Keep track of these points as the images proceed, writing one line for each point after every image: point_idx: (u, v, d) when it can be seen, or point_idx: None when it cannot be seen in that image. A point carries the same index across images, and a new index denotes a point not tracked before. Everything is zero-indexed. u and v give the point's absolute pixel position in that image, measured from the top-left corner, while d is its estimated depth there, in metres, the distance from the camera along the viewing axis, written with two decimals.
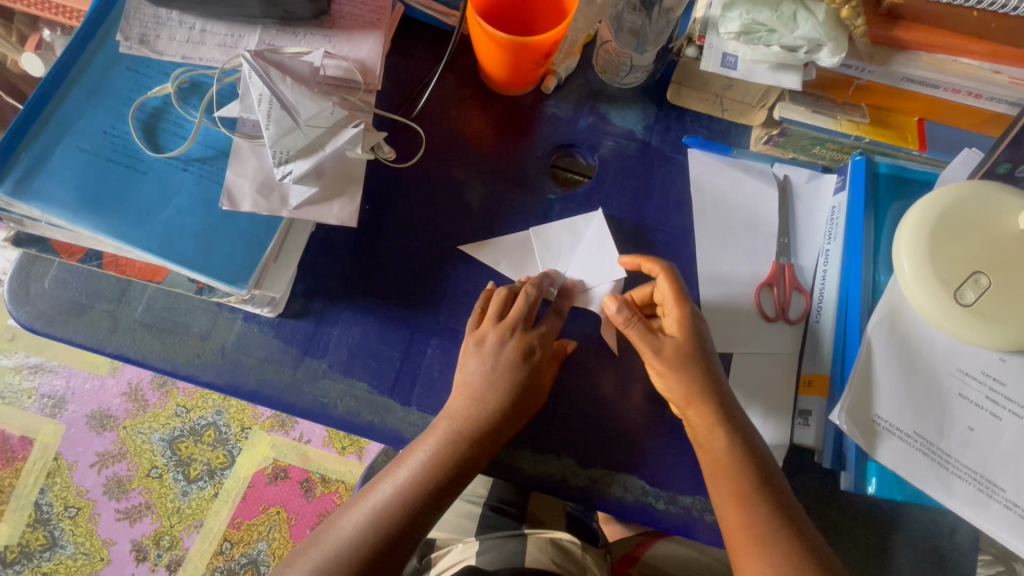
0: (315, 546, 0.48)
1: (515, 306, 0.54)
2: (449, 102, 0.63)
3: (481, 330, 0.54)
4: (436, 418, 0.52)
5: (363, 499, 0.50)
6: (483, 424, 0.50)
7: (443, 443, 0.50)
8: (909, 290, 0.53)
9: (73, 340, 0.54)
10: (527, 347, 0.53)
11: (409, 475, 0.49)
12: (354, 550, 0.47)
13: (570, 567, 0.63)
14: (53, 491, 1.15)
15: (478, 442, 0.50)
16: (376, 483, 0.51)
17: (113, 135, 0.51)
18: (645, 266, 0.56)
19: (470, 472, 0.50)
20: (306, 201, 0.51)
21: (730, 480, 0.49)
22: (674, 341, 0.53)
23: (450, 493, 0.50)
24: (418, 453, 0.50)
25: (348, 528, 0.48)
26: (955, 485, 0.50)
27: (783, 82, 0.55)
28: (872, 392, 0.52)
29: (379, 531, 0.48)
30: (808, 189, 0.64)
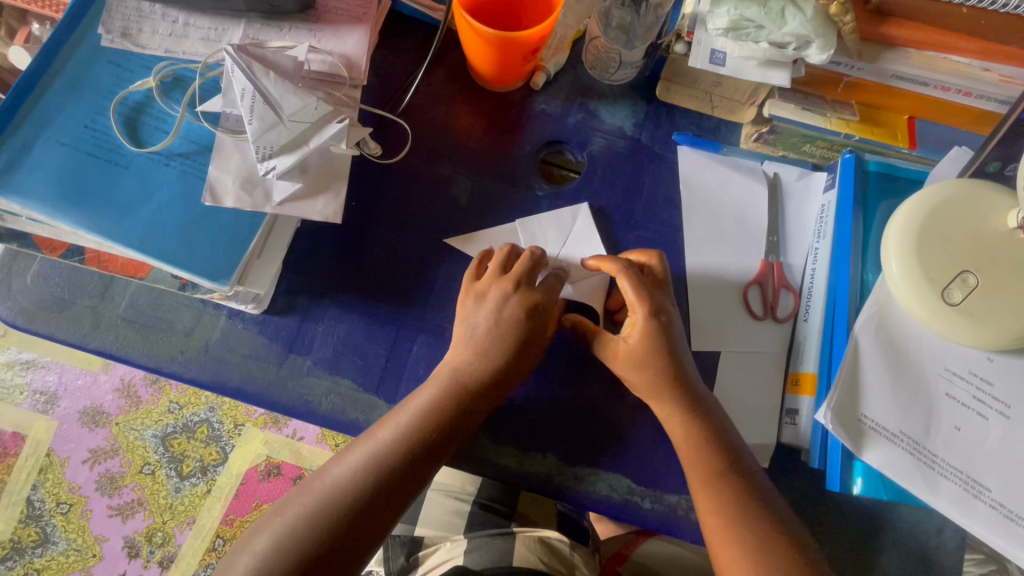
0: (308, 493, 0.47)
1: (519, 262, 0.53)
2: (438, 97, 0.63)
3: (481, 283, 0.53)
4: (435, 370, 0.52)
5: (360, 445, 0.49)
6: (484, 377, 0.50)
7: (445, 391, 0.50)
8: (896, 289, 0.53)
9: (55, 336, 0.54)
10: (533, 303, 0.52)
11: (409, 421, 0.49)
12: (353, 492, 0.46)
13: (558, 566, 0.63)
14: (45, 488, 1.15)
15: (480, 393, 0.50)
16: (372, 431, 0.50)
17: (94, 129, 0.50)
18: (605, 267, 0.54)
19: (471, 422, 0.50)
20: (290, 197, 0.51)
21: (714, 482, 0.49)
22: (628, 343, 0.51)
23: (452, 440, 0.49)
24: (419, 399, 0.50)
25: (345, 472, 0.47)
26: (941, 485, 0.50)
27: (771, 79, 0.55)
28: (860, 392, 0.52)
29: (379, 474, 0.47)
30: (798, 187, 0.63)
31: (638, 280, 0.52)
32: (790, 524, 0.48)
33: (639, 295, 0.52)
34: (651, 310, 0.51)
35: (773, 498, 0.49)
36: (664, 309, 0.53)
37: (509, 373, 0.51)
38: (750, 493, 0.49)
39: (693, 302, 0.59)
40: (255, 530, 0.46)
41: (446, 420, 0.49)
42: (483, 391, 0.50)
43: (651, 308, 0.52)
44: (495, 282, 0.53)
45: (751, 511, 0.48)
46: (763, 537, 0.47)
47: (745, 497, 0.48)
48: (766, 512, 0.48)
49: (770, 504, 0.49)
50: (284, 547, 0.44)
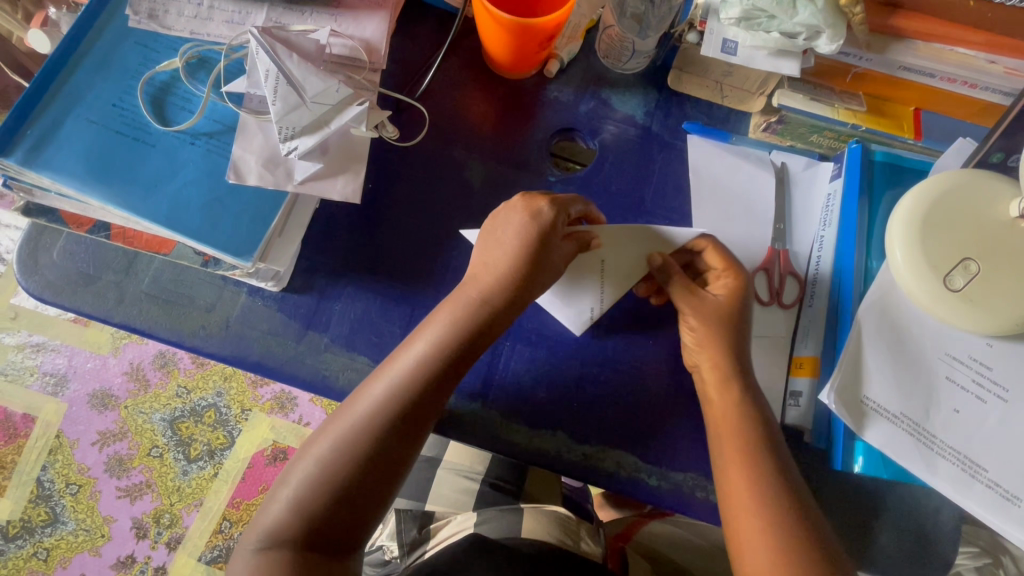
0: (336, 424, 0.48)
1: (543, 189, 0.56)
2: (452, 84, 0.64)
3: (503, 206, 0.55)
4: (447, 297, 0.53)
5: (386, 370, 0.50)
6: (502, 289, 0.52)
7: (461, 309, 0.51)
8: (900, 275, 0.54)
9: (80, 310, 0.55)
10: (536, 207, 0.53)
11: (430, 342, 0.50)
12: (384, 416, 0.48)
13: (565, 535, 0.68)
14: (55, 468, 1.16)
15: (496, 307, 0.51)
16: (392, 356, 0.51)
17: (122, 108, 0.51)
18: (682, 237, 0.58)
19: (491, 334, 0.52)
20: (311, 175, 0.52)
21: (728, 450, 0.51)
22: (720, 300, 0.55)
23: (470, 357, 0.51)
24: (437, 320, 0.51)
25: (369, 399, 0.49)
26: (940, 465, 0.51)
27: (781, 69, 0.56)
28: (863, 373, 0.54)
29: (407, 395, 0.48)
30: (804, 177, 0.64)
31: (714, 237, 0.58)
32: (807, 502, 0.50)
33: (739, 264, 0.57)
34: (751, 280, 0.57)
35: (791, 479, 0.51)
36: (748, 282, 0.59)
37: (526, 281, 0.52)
38: (757, 473, 0.50)
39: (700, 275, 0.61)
40: (292, 465, 0.48)
41: (464, 341, 0.50)
42: (502, 308, 0.52)
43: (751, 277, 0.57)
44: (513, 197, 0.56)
45: (761, 493, 0.50)
46: (766, 518, 0.49)
47: (748, 471, 0.50)
48: (772, 489, 0.50)
49: (783, 485, 0.50)
50: (320, 476, 0.47)
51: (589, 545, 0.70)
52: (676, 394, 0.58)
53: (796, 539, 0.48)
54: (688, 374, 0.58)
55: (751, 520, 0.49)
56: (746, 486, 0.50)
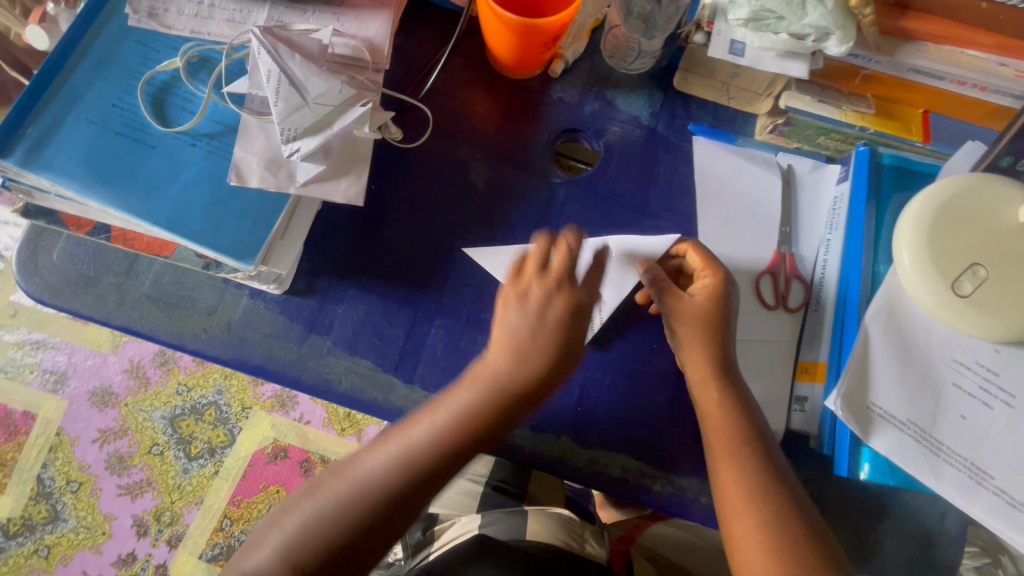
0: (339, 480, 0.48)
1: (560, 260, 0.52)
2: (456, 84, 0.64)
3: (522, 283, 0.52)
4: (474, 372, 0.51)
5: (395, 439, 0.49)
6: (529, 386, 0.50)
7: (482, 394, 0.50)
8: (907, 280, 0.54)
9: (80, 312, 0.55)
10: (576, 304, 0.51)
11: (444, 419, 0.50)
12: (384, 483, 0.48)
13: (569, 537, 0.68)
14: (55, 466, 1.16)
15: (519, 399, 0.50)
16: (407, 425, 0.50)
17: (122, 108, 0.51)
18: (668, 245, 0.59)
19: (505, 425, 0.50)
20: (314, 178, 0.52)
21: (732, 453, 0.51)
22: (703, 297, 0.55)
23: (483, 443, 0.50)
24: (455, 400, 0.50)
25: (375, 468, 0.48)
26: (946, 472, 0.51)
27: (789, 71, 0.55)
28: (869, 380, 0.53)
29: (410, 467, 0.48)
30: (810, 180, 0.64)
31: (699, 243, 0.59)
32: (809, 508, 0.50)
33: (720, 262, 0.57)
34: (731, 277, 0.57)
35: (793, 485, 0.51)
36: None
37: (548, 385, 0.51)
38: (761, 478, 0.50)
39: None
40: (286, 508, 0.49)
41: (481, 425, 0.49)
42: (523, 398, 0.50)
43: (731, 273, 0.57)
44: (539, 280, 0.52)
45: (766, 498, 0.49)
46: (770, 524, 0.48)
47: (751, 476, 0.50)
48: (776, 494, 0.49)
49: (784, 490, 0.50)
50: (312, 531, 0.47)
51: (593, 547, 0.70)
52: (680, 398, 0.58)
53: (798, 546, 0.48)
54: None
55: (754, 526, 0.49)
56: (751, 492, 0.50)
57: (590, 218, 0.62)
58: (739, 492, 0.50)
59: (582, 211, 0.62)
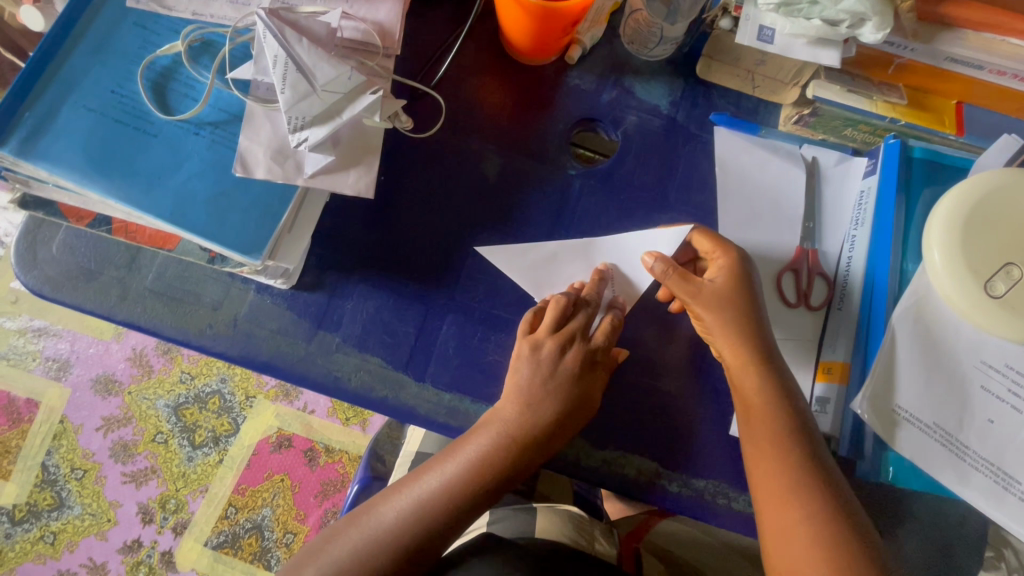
0: (357, 527, 0.50)
1: (573, 317, 0.53)
2: (468, 70, 0.61)
3: (536, 336, 0.53)
4: (485, 418, 0.52)
5: (409, 488, 0.51)
6: (542, 430, 0.51)
7: (493, 445, 0.50)
8: (938, 279, 0.52)
9: (81, 307, 0.53)
10: (586, 360, 0.52)
11: (456, 472, 0.51)
12: (401, 533, 0.49)
13: (578, 536, 0.67)
14: (60, 453, 1.16)
15: (532, 446, 0.51)
16: (421, 473, 0.52)
17: (121, 95, 0.48)
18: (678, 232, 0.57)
19: (517, 476, 0.51)
20: (323, 169, 0.50)
21: (770, 452, 0.49)
22: (725, 281, 0.53)
23: (495, 491, 0.51)
24: (467, 450, 0.51)
25: (393, 516, 0.50)
26: (972, 477, 0.50)
27: (820, 59, 0.52)
28: (895, 381, 0.52)
29: (426, 518, 0.50)
30: (836, 172, 0.62)
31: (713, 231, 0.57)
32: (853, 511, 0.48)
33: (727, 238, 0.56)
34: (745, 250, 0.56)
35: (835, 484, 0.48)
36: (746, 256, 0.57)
37: (565, 426, 0.51)
38: (801, 479, 0.48)
39: None
40: (308, 556, 0.50)
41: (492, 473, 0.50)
42: (534, 445, 0.51)
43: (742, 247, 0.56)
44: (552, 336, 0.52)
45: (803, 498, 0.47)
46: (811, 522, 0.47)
47: (780, 478, 0.48)
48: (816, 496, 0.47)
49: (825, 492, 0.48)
50: None
51: (603, 545, 0.70)
52: (698, 398, 0.56)
53: (834, 551, 0.46)
54: (710, 378, 0.57)
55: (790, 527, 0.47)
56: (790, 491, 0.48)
57: (607, 212, 0.60)
58: (780, 487, 0.48)
59: (598, 205, 0.60)
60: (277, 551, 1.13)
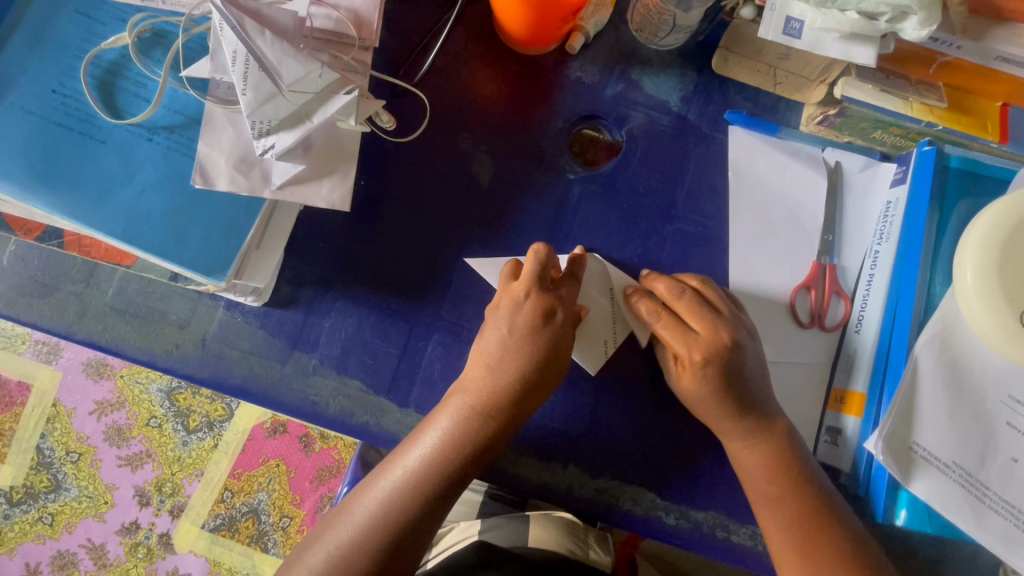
0: (330, 531, 0.45)
1: (526, 265, 0.48)
2: (458, 59, 0.55)
3: (496, 301, 0.48)
4: (446, 395, 0.48)
5: (379, 480, 0.46)
6: (506, 400, 0.46)
7: (456, 423, 0.46)
8: (968, 307, 0.47)
9: (37, 325, 0.49)
10: (547, 310, 0.46)
11: (421, 460, 0.45)
12: (375, 530, 0.44)
13: (574, 542, 0.66)
14: (54, 436, 1.08)
15: (499, 413, 0.46)
16: (388, 461, 0.47)
17: (63, 95, 0.43)
18: (669, 298, 0.49)
19: (491, 451, 0.46)
20: (292, 179, 0.45)
21: (769, 494, 0.47)
22: (709, 386, 0.47)
23: (471, 468, 0.46)
24: (429, 434, 0.46)
25: (364, 512, 0.45)
26: (991, 520, 0.46)
27: (853, 57, 0.46)
28: (914, 417, 0.48)
29: (399, 510, 0.44)
30: (861, 179, 0.56)
31: (699, 307, 0.48)
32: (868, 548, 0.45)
33: (702, 324, 0.48)
34: (723, 342, 0.47)
35: (844, 527, 0.46)
36: (739, 335, 0.48)
37: (533, 391, 0.46)
38: (801, 523, 0.45)
39: (737, 291, 0.55)
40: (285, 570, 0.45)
41: (461, 451, 0.45)
42: (506, 414, 0.46)
43: (720, 337, 0.47)
44: (507, 292, 0.48)
45: (806, 543, 0.45)
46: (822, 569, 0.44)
47: (779, 522, 0.46)
48: (822, 543, 0.45)
49: (829, 536, 0.45)
50: None
51: (598, 553, 0.67)
52: (699, 427, 0.53)
53: None
54: None
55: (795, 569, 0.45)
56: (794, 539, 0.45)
57: (608, 222, 0.55)
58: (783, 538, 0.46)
59: (599, 213, 0.55)
60: (274, 535, 1.07)
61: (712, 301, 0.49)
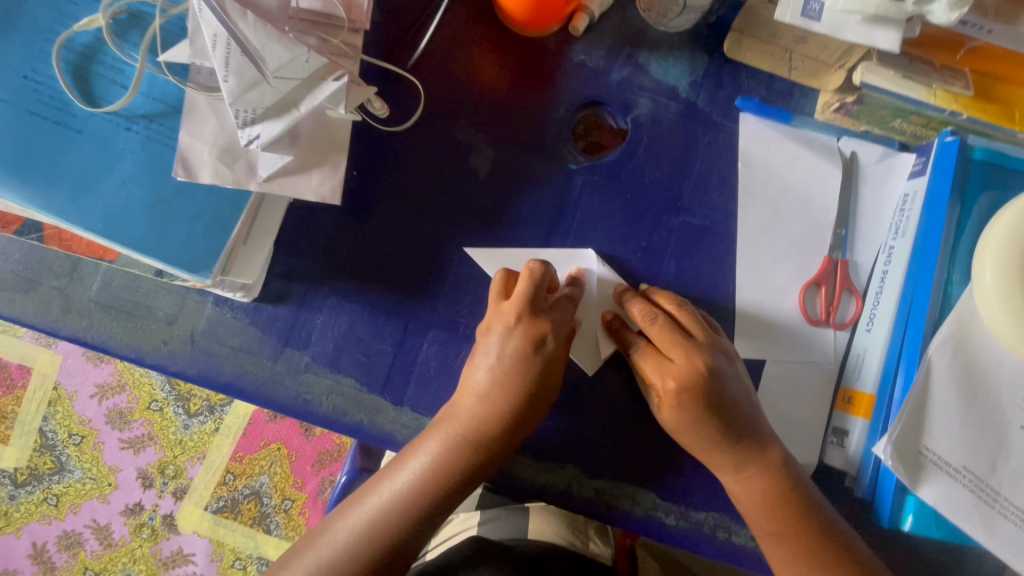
0: (312, 551, 0.44)
1: (520, 285, 0.46)
2: (456, 41, 0.52)
3: (488, 318, 0.46)
4: (436, 419, 0.47)
5: (364, 499, 0.45)
6: (499, 427, 0.45)
7: (444, 449, 0.45)
8: (987, 306, 0.44)
9: (21, 319, 0.48)
10: (538, 337, 0.44)
11: (408, 481, 0.45)
12: (358, 553, 0.43)
13: (575, 536, 0.65)
14: (56, 419, 1.00)
15: (492, 443, 0.45)
16: (375, 481, 0.46)
17: (36, 82, 0.41)
18: (642, 324, 0.48)
19: (479, 479, 0.46)
20: (279, 171, 0.43)
21: (769, 501, 0.46)
22: (685, 416, 0.45)
23: (458, 495, 0.45)
24: (418, 458, 0.45)
25: (348, 533, 0.44)
26: (1000, 526, 0.45)
27: (875, 41, 0.43)
28: (925, 421, 0.46)
29: (385, 533, 0.43)
30: (877, 170, 0.54)
31: (672, 333, 0.46)
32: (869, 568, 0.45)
33: (675, 351, 0.46)
34: (698, 369, 0.45)
35: (841, 539, 0.46)
36: (715, 361, 0.46)
37: (523, 420, 0.45)
38: (806, 555, 0.45)
39: (744, 288, 0.53)
40: None
41: (449, 479, 0.44)
42: (499, 443, 0.45)
43: (695, 365, 0.45)
44: (496, 313, 0.46)
45: (804, 550, 0.45)
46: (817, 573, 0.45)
47: (788, 546, 0.45)
48: (828, 565, 0.45)
49: (824, 542, 0.45)
50: None
51: (598, 545, 0.67)
52: None
53: None
54: None
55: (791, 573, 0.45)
56: (796, 547, 0.45)
57: (612, 215, 0.53)
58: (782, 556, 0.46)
59: (602, 205, 0.53)
60: (277, 517, 0.99)
61: (690, 326, 0.47)
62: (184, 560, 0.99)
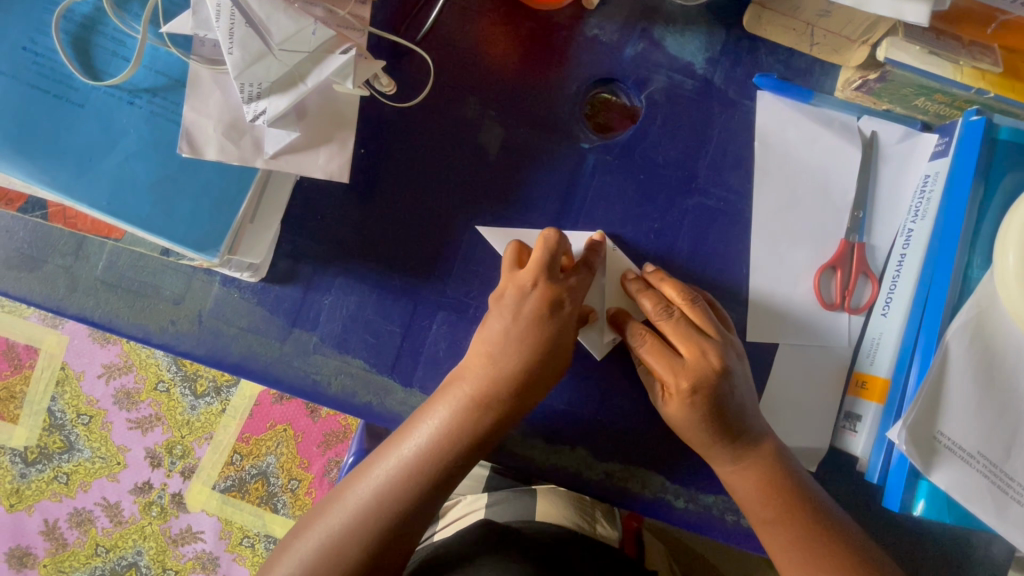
0: (323, 519, 0.44)
1: (536, 252, 0.45)
2: (464, 14, 0.51)
3: (502, 283, 0.46)
4: (444, 385, 0.46)
5: (373, 466, 0.45)
6: (507, 392, 0.44)
7: (453, 413, 0.44)
8: (1007, 290, 0.43)
9: (26, 298, 0.47)
10: (554, 300, 0.44)
11: (417, 445, 0.44)
12: (370, 520, 0.43)
13: (581, 519, 0.65)
14: (65, 399, 1.00)
15: (500, 410, 0.44)
16: (383, 448, 0.45)
17: (35, 53, 0.39)
18: (658, 316, 0.47)
19: (490, 442, 0.45)
20: (287, 148, 0.42)
21: (778, 485, 0.45)
22: (694, 413, 0.44)
23: (468, 458, 0.45)
24: (427, 422, 0.45)
25: (358, 500, 0.44)
26: (1013, 510, 0.45)
27: (904, 15, 0.41)
28: (941, 407, 0.45)
29: (394, 497, 0.44)
30: (899, 151, 0.52)
31: (687, 331, 0.45)
32: (871, 554, 0.45)
33: (691, 348, 0.45)
34: (711, 368, 0.44)
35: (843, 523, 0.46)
36: (728, 360, 0.45)
37: (531, 387, 0.44)
38: (801, 544, 0.45)
39: (758, 271, 0.52)
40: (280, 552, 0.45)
41: (458, 442, 0.44)
42: (508, 408, 0.44)
43: (709, 364, 0.44)
44: (512, 280, 0.45)
45: (812, 534, 0.45)
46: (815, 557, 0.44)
47: (796, 530, 0.45)
48: (836, 548, 0.45)
49: (830, 524, 0.45)
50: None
51: (605, 527, 0.67)
52: None
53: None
54: None
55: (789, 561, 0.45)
56: (806, 530, 0.45)
57: (624, 195, 0.52)
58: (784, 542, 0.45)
59: (614, 185, 0.52)
60: (284, 496, 1.00)
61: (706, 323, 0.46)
62: (193, 537, 1.00)
